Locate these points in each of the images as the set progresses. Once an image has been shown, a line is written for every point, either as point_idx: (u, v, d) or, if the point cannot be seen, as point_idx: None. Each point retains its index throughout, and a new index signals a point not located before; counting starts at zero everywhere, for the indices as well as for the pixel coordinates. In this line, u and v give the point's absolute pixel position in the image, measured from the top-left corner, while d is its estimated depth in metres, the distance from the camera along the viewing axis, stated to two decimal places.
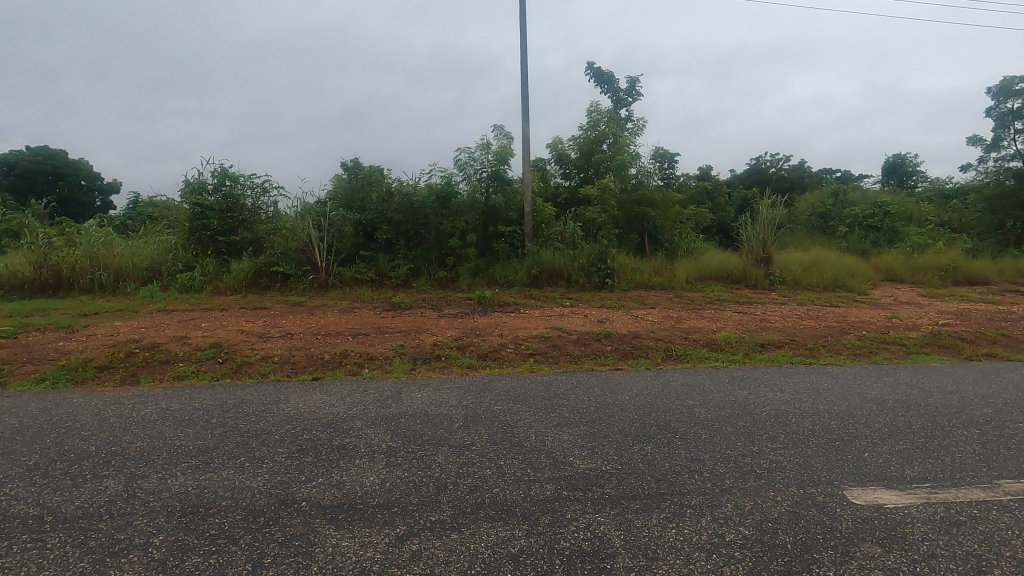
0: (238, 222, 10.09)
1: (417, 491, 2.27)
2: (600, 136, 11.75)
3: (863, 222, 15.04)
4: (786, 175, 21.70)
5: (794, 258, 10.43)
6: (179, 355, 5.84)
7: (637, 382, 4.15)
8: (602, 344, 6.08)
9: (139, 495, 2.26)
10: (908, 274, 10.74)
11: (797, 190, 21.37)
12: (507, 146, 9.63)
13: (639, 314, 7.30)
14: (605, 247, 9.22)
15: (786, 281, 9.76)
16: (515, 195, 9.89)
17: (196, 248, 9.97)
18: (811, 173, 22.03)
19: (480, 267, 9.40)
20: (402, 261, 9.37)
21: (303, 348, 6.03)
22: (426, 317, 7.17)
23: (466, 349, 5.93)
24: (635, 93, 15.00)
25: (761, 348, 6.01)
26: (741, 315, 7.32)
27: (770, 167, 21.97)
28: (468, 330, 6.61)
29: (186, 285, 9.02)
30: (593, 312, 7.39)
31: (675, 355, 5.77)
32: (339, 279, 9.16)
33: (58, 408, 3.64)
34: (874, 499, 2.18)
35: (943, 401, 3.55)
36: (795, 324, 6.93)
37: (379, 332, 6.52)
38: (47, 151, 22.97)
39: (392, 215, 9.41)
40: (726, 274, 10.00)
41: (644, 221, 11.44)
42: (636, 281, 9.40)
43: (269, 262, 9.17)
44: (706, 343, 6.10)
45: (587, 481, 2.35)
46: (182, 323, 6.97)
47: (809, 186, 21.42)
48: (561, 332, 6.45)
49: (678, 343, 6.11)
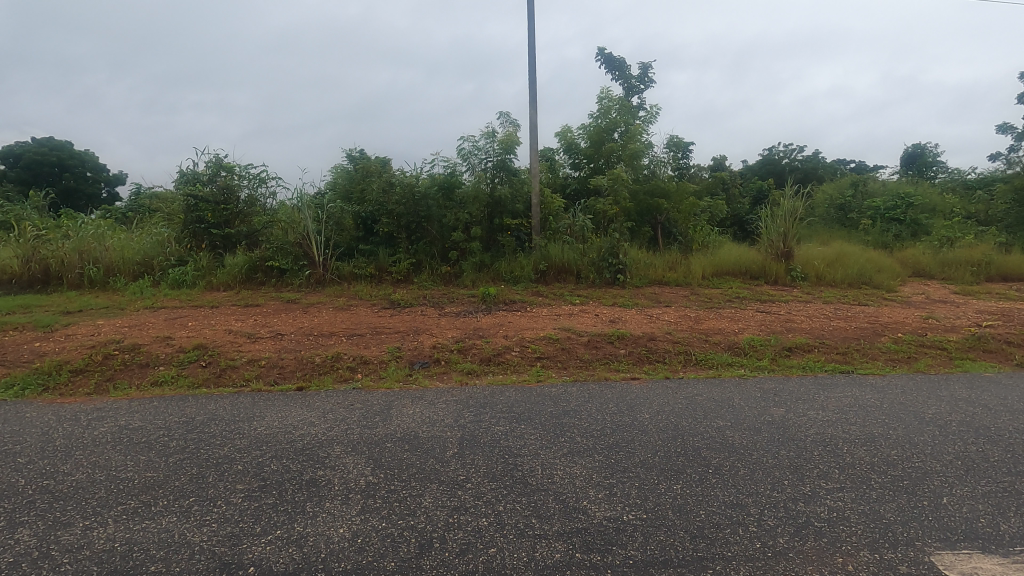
0: (233, 214, 9.68)
1: (395, 552, 1.84)
2: (611, 125, 11.28)
3: (885, 214, 14.47)
4: (800, 165, 21.01)
5: (817, 252, 9.89)
6: (160, 357, 5.48)
7: (656, 396, 3.67)
8: (615, 347, 5.63)
9: (52, 554, 1.84)
10: (937, 269, 10.18)
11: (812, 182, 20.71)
12: (513, 133, 9.13)
13: (654, 314, 6.82)
14: (616, 241, 8.72)
15: (809, 277, 9.22)
16: (522, 186, 9.41)
17: (190, 241, 9.58)
18: (825, 166, 21.39)
19: (484, 262, 8.93)
20: (403, 256, 8.92)
21: (293, 350, 5.64)
22: (426, 316, 6.73)
23: (468, 352, 5.50)
24: (647, 80, 14.45)
25: (788, 353, 5.53)
26: (764, 315, 6.82)
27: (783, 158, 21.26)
28: (470, 330, 6.17)
29: (178, 280, 8.64)
30: (605, 311, 6.93)
31: (694, 361, 5.31)
32: (336, 274, 8.76)
33: (5, 424, 3.23)
34: (972, 571, 1.72)
35: (1014, 424, 3.06)
36: (822, 324, 6.45)
37: (374, 333, 6.10)
38: (53, 143, 22.84)
39: (392, 207, 8.96)
40: (744, 269, 9.50)
41: (657, 213, 10.93)
42: (649, 277, 8.92)
43: (264, 257, 8.77)
44: (728, 347, 5.63)
45: (605, 539, 1.90)
46: (168, 321, 6.60)
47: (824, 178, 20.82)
48: (570, 334, 5.97)
49: (698, 347, 5.64)
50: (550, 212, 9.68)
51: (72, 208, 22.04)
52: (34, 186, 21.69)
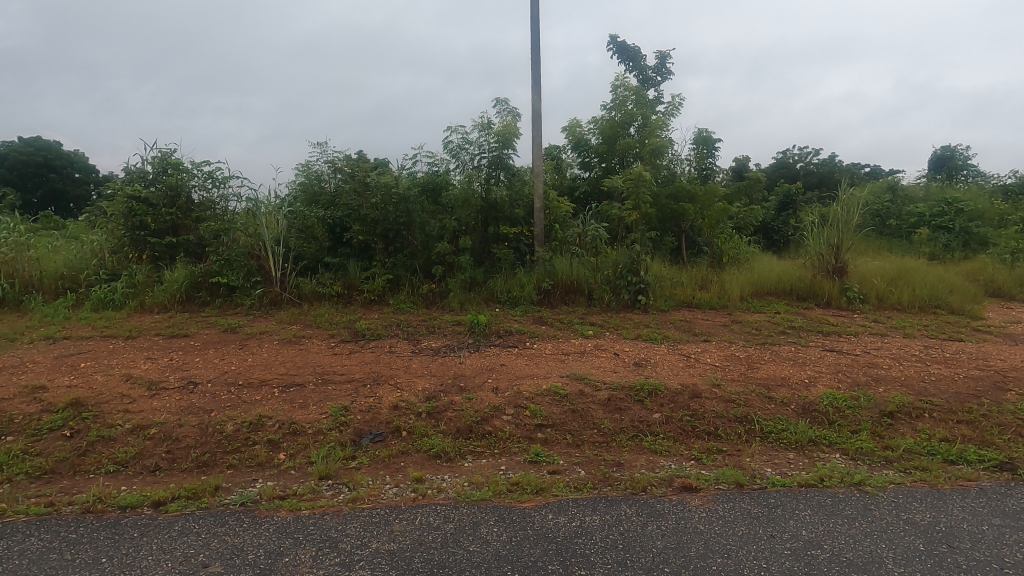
0: (180, 220, 8.15)
1: None
2: (627, 117, 9.75)
3: (931, 222, 13.02)
4: (816, 168, 19.07)
5: (873, 267, 8.30)
6: (13, 422, 3.94)
7: (743, 551, 2.11)
8: (647, 411, 4.03)
9: None
10: (1016, 290, 8.59)
11: (827, 185, 18.88)
12: (512, 123, 7.56)
13: (693, 354, 5.23)
14: (637, 254, 7.15)
15: (869, 299, 7.61)
16: (523, 187, 7.84)
17: (129, 250, 8.08)
18: (842, 167, 19.56)
19: (476, 280, 7.36)
20: (379, 270, 7.37)
21: (201, 412, 4.06)
22: (393, 356, 5.15)
23: (443, 419, 3.92)
24: (665, 71, 12.91)
25: (890, 420, 3.95)
26: (837, 356, 5.20)
27: (796, 159, 19.53)
28: (448, 379, 4.57)
29: (105, 299, 7.15)
30: (628, 349, 5.37)
31: (762, 437, 3.74)
32: (297, 293, 7.24)
33: None
34: None
35: None
36: (917, 371, 4.84)
37: (319, 383, 4.51)
38: (42, 142, 21.41)
39: (365, 212, 7.43)
40: (789, 288, 7.91)
41: (680, 221, 9.38)
42: (675, 298, 7.34)
43: (210, 271, 7.25)
44: (804, 411, 4.05)
45: None
46: (56, 361, 5.05)
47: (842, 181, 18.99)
48: (584, 387, 4.37)
49: (762, 410, 4.06)
50: (556, 219, 8.15)
51: (61, 213, 21.08)
52: (19, 188, 20.24)
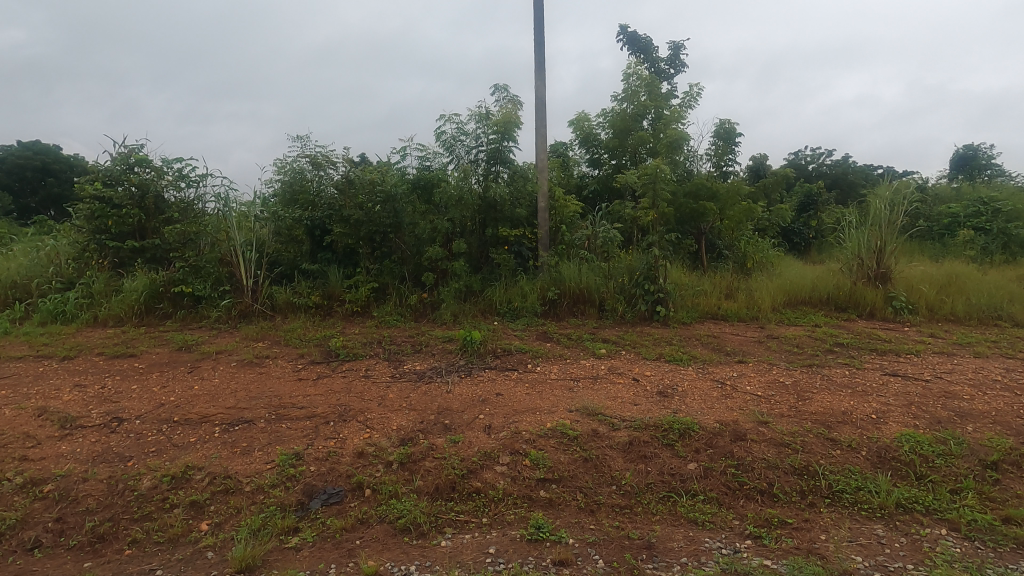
0: (145, 222, 7.32)
1: None
2: (640, 109, 8.90)
3: (966, 223, 12.08)
4: (830, 169, 18.05)
5: (919, 273, 7.37)
6: None
7: None
8: (680, 459, 3.14)
9: None
10: None
11: (843, 186, 17.84)
12: (512, 112, 6.71)
13: (728, 380, 4.33)
14: (654, 259, 6.27)
15: (918, 308, 6.70)
16: (525, 184, 7.00)
17: (90, 256, 7.26)
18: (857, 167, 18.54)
19: (472, 289, 6.53)
20: (363, 278, 6.55)
21: (116, 461, 3.22)
22: (369, 383, 4.30)
23: (419, 472, 3.05)
24: (679, 62, 12.07)
25: (997, 475, 3.04)
26: (904, 383, 4.29)
27: (810, 160, 18.61)
28: (430, 415, 3.70)
29: (56, 311, 6.37)
30: (649, 373, 4.49)
31: (833, 499, 2.86)
32: (270, 305, 6.43)
33: None
34: None
35: None
36: (1009, 403, 3.91)
37: (271, 421, 3.66)
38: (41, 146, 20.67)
39: (347, 212, 6.60)
40: (826, 296, 7.00)
41: (700, 222, 8.53)
42: (698, 308, 6.47)
43: (173, 279, 6.42)
44: (883, 460, 3.15)
45: None
46: None
47: (858, 181, 17.95)
48: (599, 426, 3.48)
49: (828, 457, 3.15)
50: (562, 221, 7.32)
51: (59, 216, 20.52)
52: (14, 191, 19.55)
